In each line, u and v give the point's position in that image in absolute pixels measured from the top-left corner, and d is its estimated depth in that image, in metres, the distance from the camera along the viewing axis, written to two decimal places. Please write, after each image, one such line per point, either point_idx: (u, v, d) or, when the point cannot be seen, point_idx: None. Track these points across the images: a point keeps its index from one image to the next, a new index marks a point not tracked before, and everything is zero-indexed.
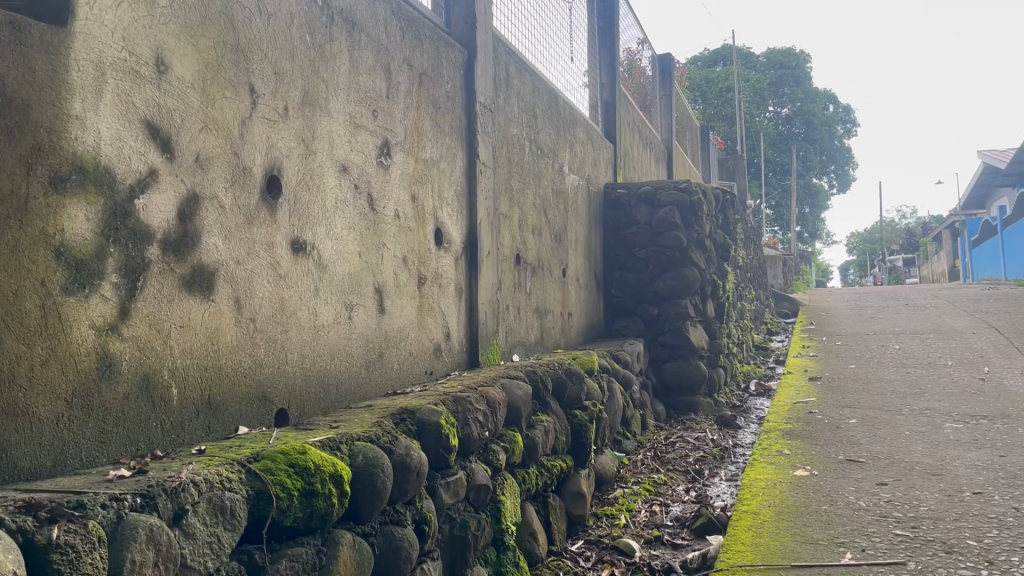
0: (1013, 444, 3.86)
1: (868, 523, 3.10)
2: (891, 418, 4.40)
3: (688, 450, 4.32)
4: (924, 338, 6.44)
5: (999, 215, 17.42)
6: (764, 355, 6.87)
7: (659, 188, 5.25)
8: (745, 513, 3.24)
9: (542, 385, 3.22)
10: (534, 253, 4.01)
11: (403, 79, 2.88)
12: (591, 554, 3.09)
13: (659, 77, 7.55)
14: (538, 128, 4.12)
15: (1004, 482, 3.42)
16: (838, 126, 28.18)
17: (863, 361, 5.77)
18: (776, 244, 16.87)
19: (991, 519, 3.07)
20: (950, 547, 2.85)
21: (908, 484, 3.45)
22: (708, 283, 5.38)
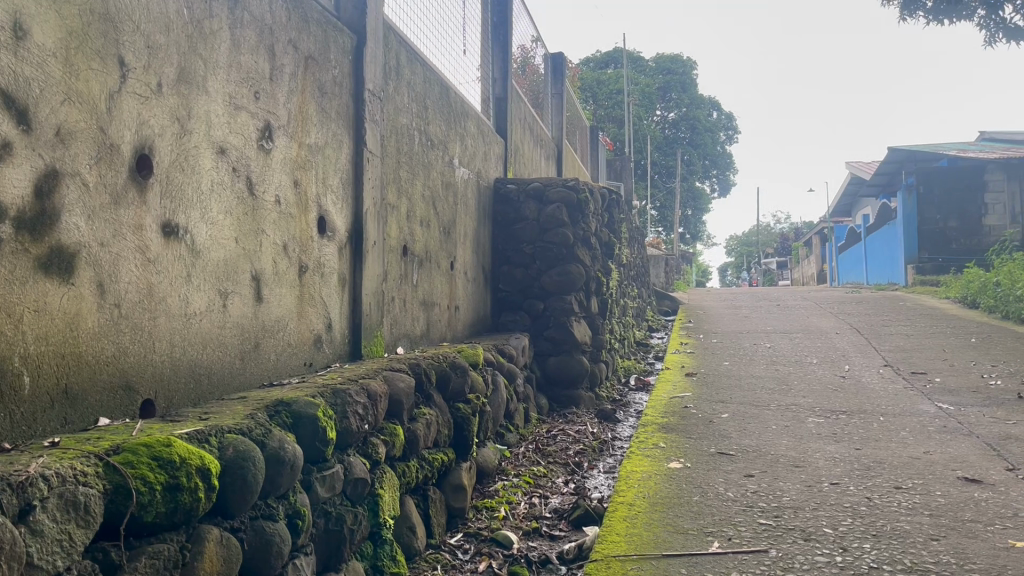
0: (868, 438, 4.12)
1: (736, 513, 3.24)
2: (759, 413, 4.61)
3: (568, 443, 4.39)
4: (792, 337, 6.78)
5: (863, 223, 18.57)
6: (644, 352, 7.06)
7: (548, 184, 5.30)
8: (621, 504, 3.32)
9: (425, 377, 3.19)
10: (421, 245, 3.97)
11: (287, 62, 2.79)
12: (470, 547, 3.09)
13: (550, 75, 7.62)
14: (427, 118, 4.08)
15: (859, 473, 3.65)
16: (720, 133, 29.31)
17: (736, 358, 6.02)
18: (659, 244, 17.33)
19: (846, 508, 3.27)
20: (808, 535, 3.01)
21: (773, 476, 3.63)
22: (593, 280, 5.48)
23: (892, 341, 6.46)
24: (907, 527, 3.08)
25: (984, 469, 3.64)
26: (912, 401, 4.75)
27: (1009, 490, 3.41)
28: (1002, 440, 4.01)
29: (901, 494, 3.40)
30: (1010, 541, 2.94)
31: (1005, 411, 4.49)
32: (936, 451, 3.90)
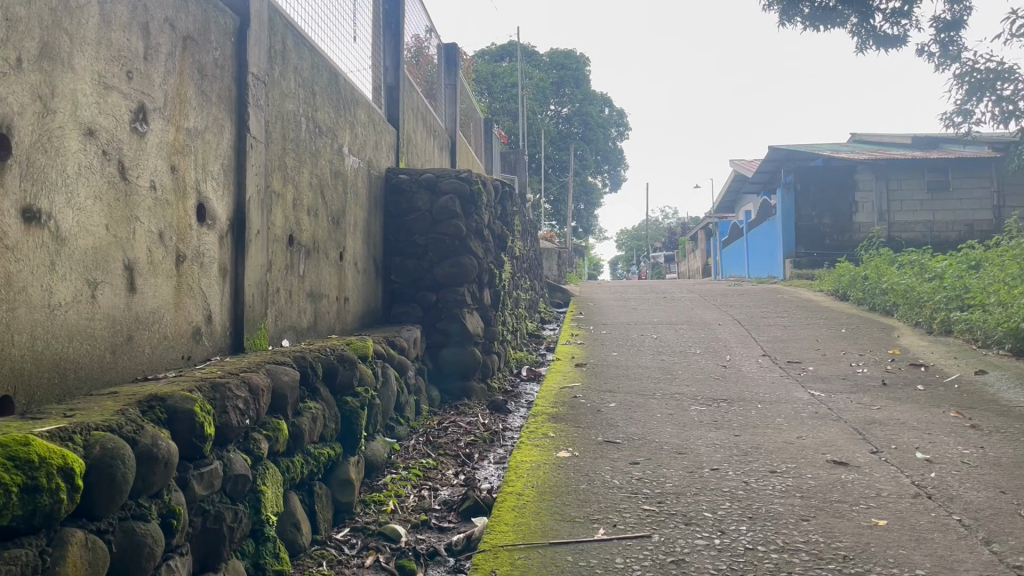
0: (746, 424, 4.30)
1: (621, 499, 3.31)
2: (645, 402, 4.73)
3: (459, 434, 4.39)
4: (678, 329, 6.99)
5: (745, 219, 19.35)
6: (535, 343, 7.13)
7: (440, 175, 5.26)
8: (510, 494, 3.35)
9: (311, 370, 3.12)
10: (308, 235, 3.88)
11: (163, 41, 2.66)
12: (356, 541, 3.05)
13: (442, 65, 7.56)
14: (315, 105, 3.98)
15: (737, 458, 3.80)
16: (612, 129, 29.90)
17: (624, 349, 6.16)
18: (552, 238, 17.55)
19: (724, 492, 3.40)
20: (689, 519, 3.12)
21: (657, 463, 3.73)
22: (485, 272, 5.50)
23: (770, 331, 6.75)
24: (780, 509, 3.23)
25: (850, 452, 3.86)
26: (788, 389, 4.98)
27: (873, 471, 3.63)
28: (867, 425, 4.26)
29: (775, 478, 3.56)
30: (872, 520, 3.13)
31: (870, 397, 4.77)
32: (807, 435, 4.11)
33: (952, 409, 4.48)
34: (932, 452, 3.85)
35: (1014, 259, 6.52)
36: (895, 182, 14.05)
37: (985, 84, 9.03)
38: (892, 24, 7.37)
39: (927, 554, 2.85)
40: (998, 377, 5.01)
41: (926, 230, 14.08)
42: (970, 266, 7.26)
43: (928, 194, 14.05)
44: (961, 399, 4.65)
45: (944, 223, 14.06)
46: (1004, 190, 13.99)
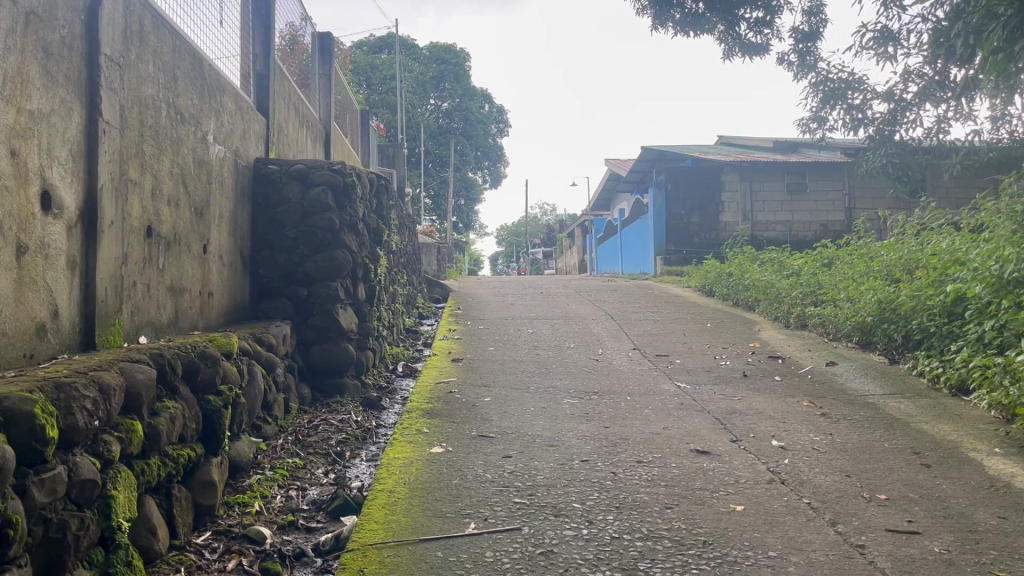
0: (616, 416, 4.41)
1: (492, 493, 3.34)
2: (520, 396, 4.78)
3: (330, 432, 4.31)
4: (553, 323, 7.10)
5: (620, 217, 19.88)
6: (412, 339, 7.08)
7: (311, 166, 5.13)
8: (381, 491, 3.31)
9: (169, 368, 2.97)
10: (168, 226, 3.70)
11: (2, 15, 2.46)
12: (218, 545, 2.94)
13: (316, 55, 7.37)
14: (177, 90, 3.80)
15: (607, 449, 3.90)
16: (492, 125, 30.06)
17: (500, 344, 6.21)
18: (431, 232, 17.47)
19: (594, 483, 3.48)
20: (559, 510, 3.17)
21: (529, 456, 3.78)
22: (360, 266, 5.40)
23: (641, 326, 6.96)
24: (646, 498, 3.34)
25: (712, 441, 4.03)
26: (656, 381, 5.15)
27: (732, 459, 3.80)
28: (728, 415, 4.46)
29: (641, 467, 3.67)
30: (730, 505, 3.28)
31: (731, 388, 5.00)
32: (673, 426, 4.26)
33: (805, 398, 4.76)
34: (786, 439, 4.07)
35: (862, 258, 6.97)
36: (758, 184, 14.77)
37: (838, 93, 9.62)
38: (755, 33, 7.73)
39: (779, 536, 3.01)
40: (847, 368, 5.36)
41: (786, 230, 14.87)
42: (823, 264, 7.72)
43: (788, 196, 14.83)
44: (813, 389, 4.95)
45: (802, 223, 14.87)
46: (856, 193, 14.93)
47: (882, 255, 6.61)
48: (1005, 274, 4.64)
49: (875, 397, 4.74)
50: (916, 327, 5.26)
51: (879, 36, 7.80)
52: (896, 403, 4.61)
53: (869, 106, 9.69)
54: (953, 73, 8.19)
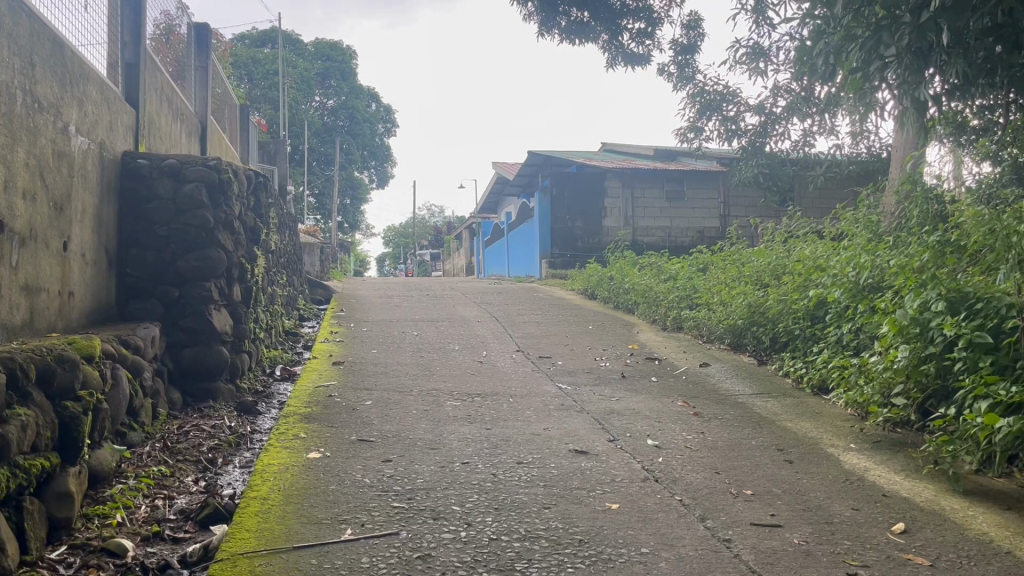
0: (497, 418, 4.44)
1: (371, 498, 3.29)
2: (402, 398, 4.74)
3: (202, 438, 4.15)
4: (438, 325, 7.08)
5: (506, 220, 20.03)
6: (292, 341, 6.90)
7: (185, 162, 4.95)
8: (254, 498, 3.21)
9: (20, 373, 2.78)
10: (23, 221, 3.46)
11: None
12: (75, 560, 2.77)
13: (193, 46, 7.08)
14: (35, 77, 3.57)
15: (487, 451, 3.92)
16: (378, 125, 29.73)
17: (383, 346, 6.13)
18: (314, 231, 17.07)
19: (473, 485, 3.49)
20: (437, 514, 3.16)
21: (409, 459, 3.75)
22: (235, 266, 5.23)
23: (525, 328, 7.03)
24: (524, 498, 3.37)
25: (590, 441, 4.12)
26: (538, 382, 5.21)
27: (609, 458, 3.89)
28: (606, 415, 4.56)
29: (521, 468, 3.71)
30: (606, 504, 3.36)
31: (610, 389, 5.12)
32: (553, 427, 4.32)
33: (679, 398, 4.93)
34: (661, 438, 4.21)
35: (733, 263, 7.29)
36: (639, 191, 15.20)
37: (714, 104, 10.03)
38: (637, 43, 7.96)
39: (652, 533, 3.10)
40: (719, 369, 5.59)
41: (665, 236, 15.35)
42: (698, 268, 8.01)
43: (667, 203, 15.30)
44: (687, 389, 5.14)
45: (680, 230, 15.38)
46: (730, 202, 15.56)
47: (752, 261, 6.93)
48: (861, 280, 4.97)
49: (743, 397, 4.97)
50: (782, 329, 5.55)
51: (751, 52, 8.19)
52: (762, 402, 4.85)
53: (742, 118, 10.15)
54: (818, 89, 8.64)
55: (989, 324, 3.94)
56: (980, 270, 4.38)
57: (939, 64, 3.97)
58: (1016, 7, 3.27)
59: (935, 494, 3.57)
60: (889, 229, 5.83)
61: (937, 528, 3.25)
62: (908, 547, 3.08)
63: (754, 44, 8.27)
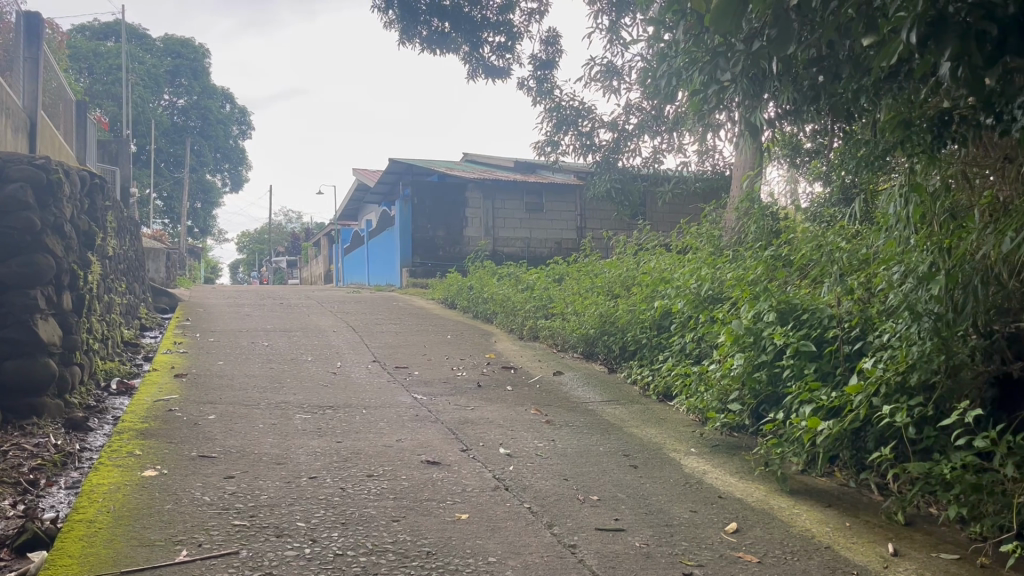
0: (349, 430, 4.36)
1: (210, 517, 3.15)
2: (248, 412, 4.57)
3: (22, 459, 3.84)
4: (290, 336, 6.89)
5: (366, 227, 19.74)
6: (131, 353, 6.52)
7: (8, 160, 4.63)
8: (79, 522, 3.00)
9: None
10: None
11: None
12: None
13: (22, 35, 6.60)
14: None
15: (336, 465, 3.83)
16: (233, 126, 28.69)
17: (231, 358, 5.90)
18: (158, 236, 16.16)
19: (320, 500, 3.40)
20: (280, 531, 3.06)
21: (253, 475, 3.62)
22: (65, 273, 4.91)
23: (381, 337, 6.96)
24: (372, 512, 3.32)
25: (442, 452, 4.11)
26: (392, 393, 5.16)
27: (460, 468, 3.90)
28: (460, 425, 4.57)
29: (370, 481, 3.65)
30: (456, 515, 3.36)
31: (465, 398, 5.14)
32: (405, 438, 4.29)
33: (532, 407, 5.00)
34: (512, 447, 4.26)
35: (587, 274, 7.49)
36: (500, 202, 15.39)
37: (569, 120, 10.32)
38: (498, 56, 8.08)
39: (499, 542, 3.12)
40: (571, 377, 5.72)
41: (524, 246, 15.58)
42: (554, 279, 8.18)
43: (526, 215, 15.55)
44: (540, 398, 5.23)
45: (539, 241, 15.66)
46: (587, 214, 15.97)
47: (604, 272, 7.15)
48: (702, 292, 5.23)
49: (593, 404, 5.11)
50: (630, 338, 5.77)
51: (605, 71, 8.48)
52: (611, 409, 5.00)
53: (596, 133, 10.49)
54: (667, 109, 9.11)
55: (813, 333, 4.27)
56: (807, 283, 4.71)
57: (772, 90, 4.24)
58: (836, 41, 3.54)
59: (765, 494, 3.80)
60: (729, 244, 6.17)
61: (766, 526, 3.45)
62: (739, 545, 3.25)
63: (609, 63, 8.57)
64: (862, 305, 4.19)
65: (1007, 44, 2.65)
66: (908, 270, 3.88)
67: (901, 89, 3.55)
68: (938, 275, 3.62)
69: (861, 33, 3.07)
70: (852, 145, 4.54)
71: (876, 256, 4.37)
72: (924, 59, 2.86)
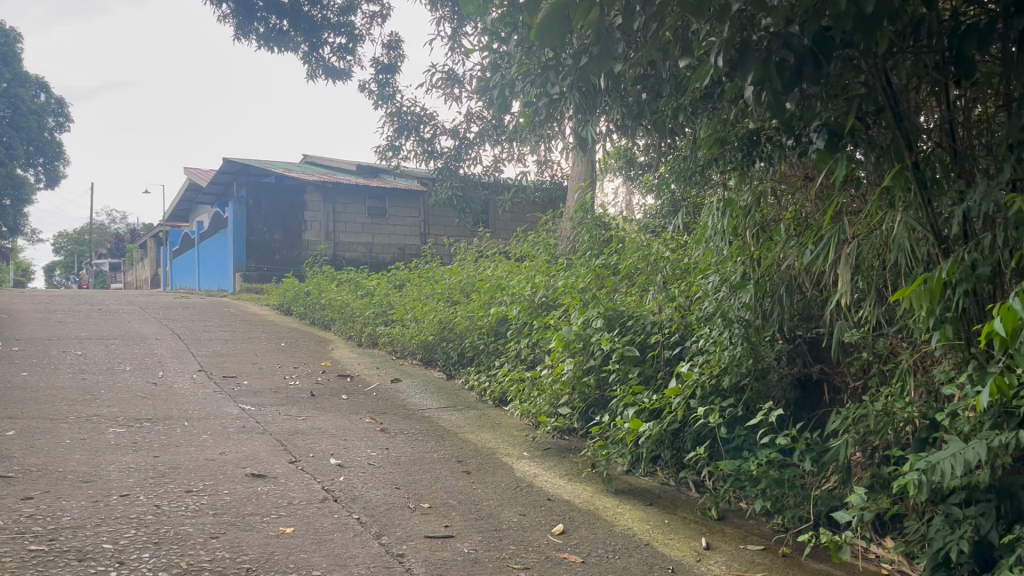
0: (167, 444, 4.12)
1: (1, 543, 2.88)
2: (53, 427, 4.23)
3: None
4: (108, 344, 6.45)
5: (198, 229, 18.82)
6: None
7: None
8: None
9: None
10: None
11: None
12: None
13: None
14: None
15: (152, 481, 3.62)
16: (48, 118, 26.62)
17: (37, 368, 5.44)
18: None
19: (131, 520, 3.19)
20: (84, 555, 2.85)
21: (55, 496, 3.35)
22: None
23: (209, 345, 6.64)
24: (189, 530, 3.15)
25: (269, 464, 3.97)
26: (218, 404, 4.93)
27: (288, 481, 3.78)
28: (290, 436, 4.43)
29: (188, 498, 3.47)
30: (279, 528, 3.25)
31: (297, 408, 5.00)
32: (230, 451, 4.11)
33: (366, 416, 4.93)
34: (344, 457, 4.17)
35: (427, 280, 7.48)
36: (340, 206, 15.14)
37: (410, 126, 10.30)
38: (339, 58, 7.93)
39: (325, 554, 3.04)
40: (409, 384, 5.70)
41: (365, 251, 15.35)
42: (395, 285, 8.12)
43: (368, 219, 15.36)
44: (375, 406, 5.16)
45: (381, 246, 15.49)
46: (429, 220, 15.95)
47: (444, 279, 7.17)
48: (537, 299, 5.36)
49: (430, 411, 5.10)
50: (468, 344, 5.82)
51: (445, 78, 8.53)
52: (447, 415, 5.02)
53: (436, 140, 10.53)
54: (507, 119, 9.29)
55: (638, 339, 4.46)
56: (634, 290, 4.94)
57: (601, 105, 4.40)
58: (657, 61, 3.72)
59: (591, 495, 3.92)
60: (564, 252, 6.36)
61: (591, 526, 3.57)
62: (564, 547, 3.33)
63: (450, 71, 8.61)
64: (682, 312, 4.41)
65: (803, 73, 2.89)
66: (723, 279, 4.14)
67: (716, 109, 3.79)
68: (749, 283, 3.89)
69: (678, 54, 3.23)
70: (675, 159, 4.79)
71: (696, 266, 4.63)
72: (732, 80, 3.05)
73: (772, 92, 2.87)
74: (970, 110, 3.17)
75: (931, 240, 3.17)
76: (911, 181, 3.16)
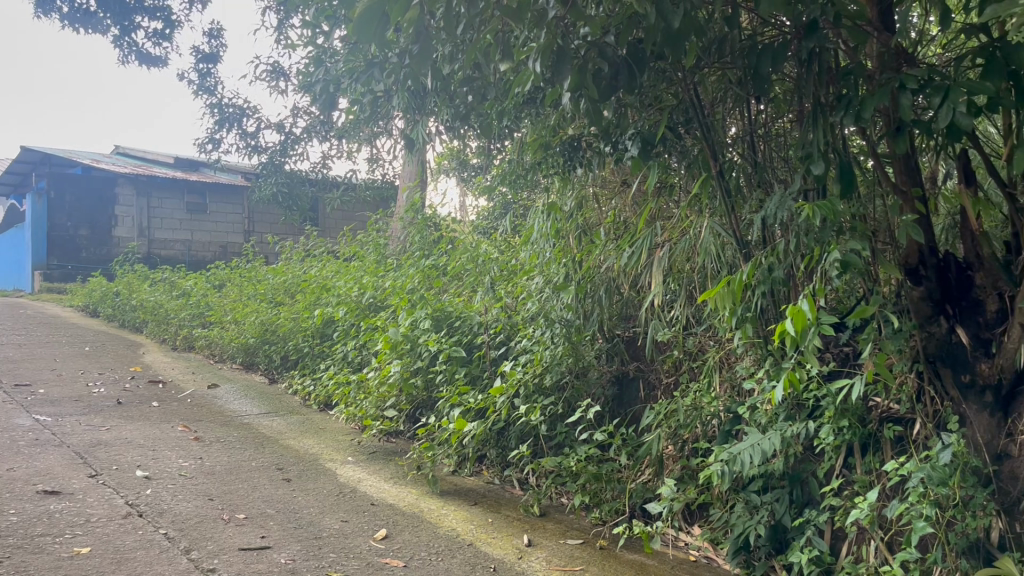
0: None
1: None
2: None
3: None
4: None
5: None
6: None
7: None
8: None
9: None
10: None
11: None
12: None
13: None
14: None
15: None
16: None
17: None
18: None
19: None
20: None
21: None
22: None
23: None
24: None
25: (65, 480, 3.64)
26: (7, 415, 4.49)
27: (86, 497, 3.48)
28: (90, 448, 4.09)
29: None
30: (74, 549, 2.98)
31: (101, 417, 4.63)
32: (20, 466, 3.74)
33: (179, 424, 4.64)
34: (151, 469, 3.91)
35: (249, 280, 7.18)
36: (156, 201, 14.26)
37: (232, 118, 9.86)
38: (154, 43, 7.47)
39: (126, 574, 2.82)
40: (228, 389, 5.43)
41: (184, 249, 14.52)
42: (213, 284, 7.73)
43: (187, 215, 14.54)
44: (189, 413, 4.87)
45: (201, 244, 14.69)
46: (255, 217, 15.30)
47: (267, 278, 6.89)
48: (364, 300, 5.26)
49: (249, 417, 4.88)
50: (292, 346, 5.63)
51: (271, 70, 8.21)
52: (268, 421, 4.83)
53: (260, 134, 10.14)
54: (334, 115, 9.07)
55: (464, 339, 4.48)
56: (461, 291, 4.97)
57: (427, 104, 4.38)
58: (482, 64, 3.75)
59: (416, 497, 3.88)
60: (393, 252, 6.29)
61: (414, 530, 3.53)
62: (387, 551, 3.28)
63: (276, 63, 8.30)
64: (507, 313, 4.47)
65: (619, 81, 2.98)
66: (547, 280, 4.23)
67: (539, 113, 3.86)
68: (571, 285, 3.99)
69: (500, 58, 3.26)
70: (500, 162, 4.85)
71: (521, 267, 4.73)
72: (554, 85, 3.11)
73: (590, 98, 2.95)
74: (769, 125, 3.39)
75: (735, 245, 3.37)
76: (718, 190, 3.34)
